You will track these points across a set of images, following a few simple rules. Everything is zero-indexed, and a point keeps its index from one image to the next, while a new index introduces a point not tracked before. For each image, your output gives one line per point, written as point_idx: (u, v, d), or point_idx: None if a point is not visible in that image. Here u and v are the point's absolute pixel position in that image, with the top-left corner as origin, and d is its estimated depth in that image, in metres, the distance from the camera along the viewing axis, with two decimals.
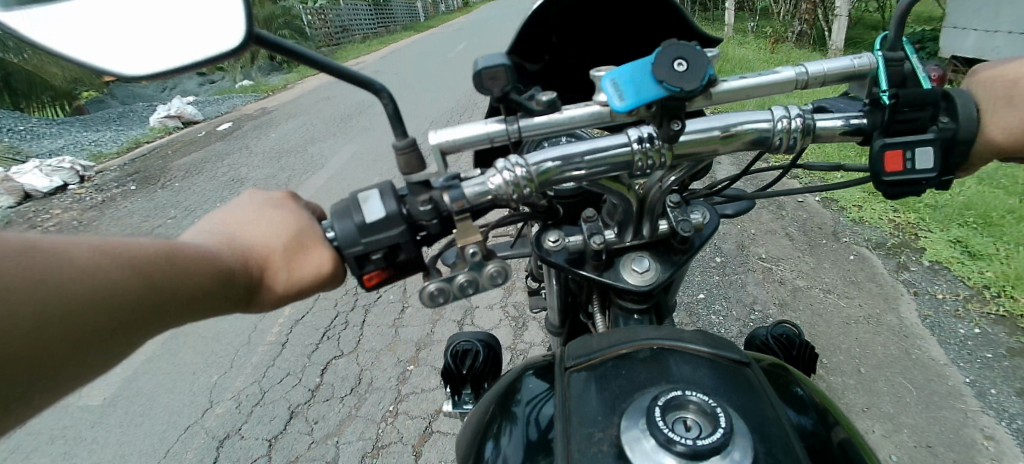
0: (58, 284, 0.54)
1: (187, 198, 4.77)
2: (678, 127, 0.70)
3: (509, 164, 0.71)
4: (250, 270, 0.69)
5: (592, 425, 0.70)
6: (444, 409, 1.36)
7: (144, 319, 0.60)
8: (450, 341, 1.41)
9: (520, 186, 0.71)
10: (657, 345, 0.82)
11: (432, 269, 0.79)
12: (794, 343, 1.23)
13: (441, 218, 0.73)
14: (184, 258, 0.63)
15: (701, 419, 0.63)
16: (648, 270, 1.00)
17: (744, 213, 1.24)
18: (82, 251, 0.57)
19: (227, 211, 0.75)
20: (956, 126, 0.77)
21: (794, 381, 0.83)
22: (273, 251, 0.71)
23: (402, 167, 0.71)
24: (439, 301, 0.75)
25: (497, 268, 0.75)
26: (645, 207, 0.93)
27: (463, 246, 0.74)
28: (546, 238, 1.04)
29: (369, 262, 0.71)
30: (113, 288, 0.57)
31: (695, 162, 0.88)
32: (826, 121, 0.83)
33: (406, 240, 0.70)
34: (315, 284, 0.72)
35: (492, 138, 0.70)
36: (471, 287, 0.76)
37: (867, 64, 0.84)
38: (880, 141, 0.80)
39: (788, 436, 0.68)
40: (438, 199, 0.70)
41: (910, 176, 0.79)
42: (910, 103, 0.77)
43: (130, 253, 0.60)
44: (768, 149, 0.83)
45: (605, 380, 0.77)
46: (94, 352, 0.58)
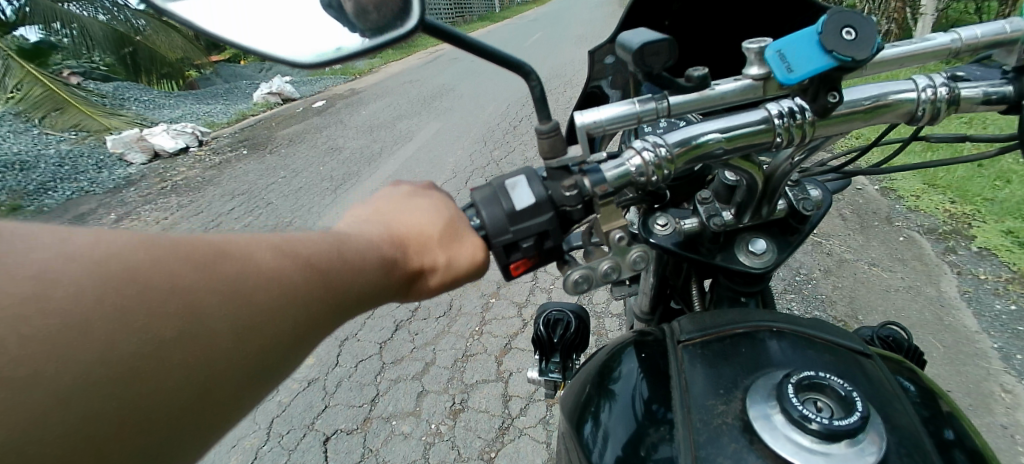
0: (252, 288, 0.54)
1: (293, 162, 5.17)
2: (835, 100, 0.71)
3: (649, 144, 0.72)
4: (409, 260, 0.69)
5: (712, 398, 0.70)
6: (530, 374, 1.41)
7: (322, 318, 0.60)
8: (540, 311, 1.46)
9: (668, 168, 0.71)
10: (774, 328, 0.80)
11: (570, 259, 0.81)
12: (903, 347, 1.15)
13: (584, 203, 0.73)
14: (348, 255, 0.64)
15: (835, 405, 0.62)
16: (765, 252, 0.98)
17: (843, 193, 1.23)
18: (262, 257, 0.57)
19: (365, 212, 0.75)
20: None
21: (901, 372, 0.79)
22: (428, 239, 0.70)
23: (545, 151, 0.72)
24: (585, 287, 0.77)
25: (640, 253, 0.77)
26: (768, 187, 0.90)
27: (608, 230, 0.76)
28: (655, 222, 1.00)
29: (516, 250, 0.71)
30: (297, 287, 0.58)
31: (823, 141, 0.86)
32: (970, 90, 0.76)
33: (555, 226, 0.70)
34: (470, 271, 0.71)
35: (639, 118, 0.70)
36: (615, 271, 0.78)
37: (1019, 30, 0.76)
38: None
39: (917, 426, 0.65)
40: (582, 183, 0.71)
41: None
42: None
43: (303, 254, 0.60)
44: (906, 120, 0.78)
45: (722, 358, 0.77)
46: (287, 362, 0.58)
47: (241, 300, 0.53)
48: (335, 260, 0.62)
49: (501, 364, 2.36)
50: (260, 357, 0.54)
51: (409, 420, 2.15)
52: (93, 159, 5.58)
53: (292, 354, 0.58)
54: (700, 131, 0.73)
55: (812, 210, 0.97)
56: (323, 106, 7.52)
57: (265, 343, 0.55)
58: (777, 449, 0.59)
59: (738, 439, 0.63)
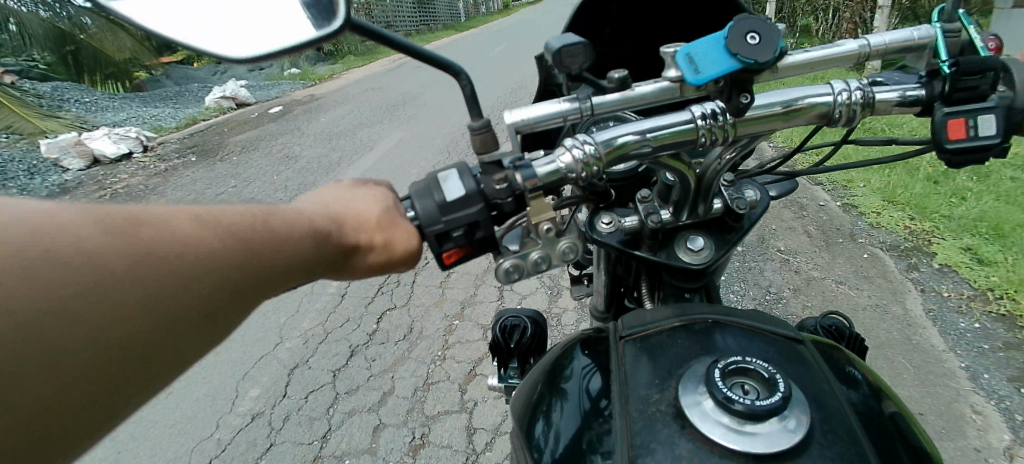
0: (168, 255, 0.53)
1: (245, 171, 5.02)
2: (746, 101, 0.74)
3: (578, 142, 0.75)
4: (346, 235, 0.69)
5: (647, 388, 0.72)
6: (490, 381, 1.42)
7: (244, 289, 0.59)
8: (499, 316, 1.45)
9: (593, 164, 0.74)
10: (711, 319, 0.84)
11: (504, 248, 0.83)
12: (845, 335, 1.21)
13: (515, 197, 0.75)
14: (278, 225, 0.63)
15: (760, 386, 0.65)
16: (703, 249, 1.01)
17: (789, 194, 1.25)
18: (181, 222, 0.55)
19: (316, 191, 0.75)
20: (1016, 94, 0.76)
21: (847, 360, 0.83)
22: (366, 220, 0.70)
23: (478, 147, 0.75)
24: (515, 277, 0.80)
25: (568, 244, 0.80)
26: (702, 186, 0.94)
27: (536, 222, 0.78)
28: (600, 221, 1.02)
29: (449, 239, 0.74)
30: (219, 254, 0.56)
31: (751, 139, 0.89)
32: (884, 93, 0.81)
33: (485, 217, 0.73)
34: (405, 255, 0.72)
35: (565, 116, 0.73)
36: (544, 263, 0.81)
37: (926, 36, 0.82)
38: (942, 110, 0.77)
39: (840, 404, 0.69)
40: (512, 178, 0.74)
41: (973, 144, 0.76)
42: (969, 71, 0.75)
43: (227, 221, 0.59)
44: (827, 122, 0.82)
45: (660, 350, 0.79)
46: (204, 331, 0.57)
47: (153, 265, 0.52)
48: (263, 229, 0.61)
49: (466, 392, 2.34)
50: (171, 322, 0.53)
51: (364, 458, 2.09)
52: (24, 163, 5.27)
53: (209, 323, 0.57)
54: (626, 132, 0.76)
55: (746, 208, 1.00)
56: (281, 113, 7.35)
57: (176, 310, 0.54)
58: (705, 431, 0.62)
59: (671, 424, 0.65)
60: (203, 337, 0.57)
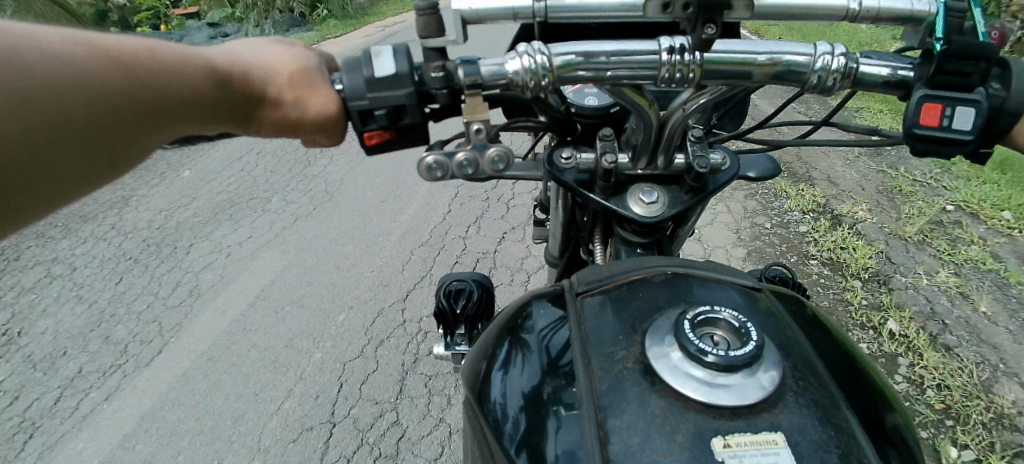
0: (39, 75, 0.52)
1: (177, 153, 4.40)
2: (710, 33, 0.63)
3: (531, 50, 0.68)
4: (251, 84, 0.67)
5: (613, 344, 0.67)
6: (436, 349, 1.36)
7: (125, 120, 0.59)
8: (443, 281, 1.37)
9: (539, 75, 0.67)
10: (671, 271, 0.79)
11: (436, 145, 0.76)
12: (788, 284, 1.25)
13: (452, 90, 0.69)
14: (168, 59, 0.60)
15: (730, 337, 0.61)
16: (656, 202, 0.95)
17: (769, 177, 1.25)
18: (51, 35, 0.53)
19: (239, 41, 0.72)
20: (1007, 94, 0.75)
21: (805, 312, 0.81)
22: (280, 77, 0.68)
23: (420, 29, 0.65)
24: (438, 175, 0.72)
25: (499, 152, 0.71)
26: (663, 134, 0.88)
27: (467, 122, 0.70)
28: (559, 154, 0.98)
29: (372, 119, 0.68)
30: (99, 82, 0.55)
31: (723, 90, 0.82)
32: (871, 67, 0.77)
33: (413, 103, 0.66)
34: (318, 123, 0.69)
35: (516, 12, 0.66)
36: (470, 167, 0.72)
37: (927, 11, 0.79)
38: (921, 91, 0.75)
39: (815, 364, 0.65)
40: (452, 70, 0.67)
41: (943, 133, 0.74)
42: (960, 53, 0.72)
43: (113, 47, 0.57)
44: (802, 86, 0.77)
45: (621, 303, 0.74)
46: (82, 151, 0.58)
47: (21, 82, 0.51)
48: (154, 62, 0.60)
49: None
50: (40, 138, 0.54)
51: None
52: None
53: (87, 148, 0.58)
54: (583, 48, 0.69)
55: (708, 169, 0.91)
56: None
57: (45, 131, 0.54)
58: (676, 386, 0.57)
59: (639, 382, 0.60)
60: (81, 159, 0.59)
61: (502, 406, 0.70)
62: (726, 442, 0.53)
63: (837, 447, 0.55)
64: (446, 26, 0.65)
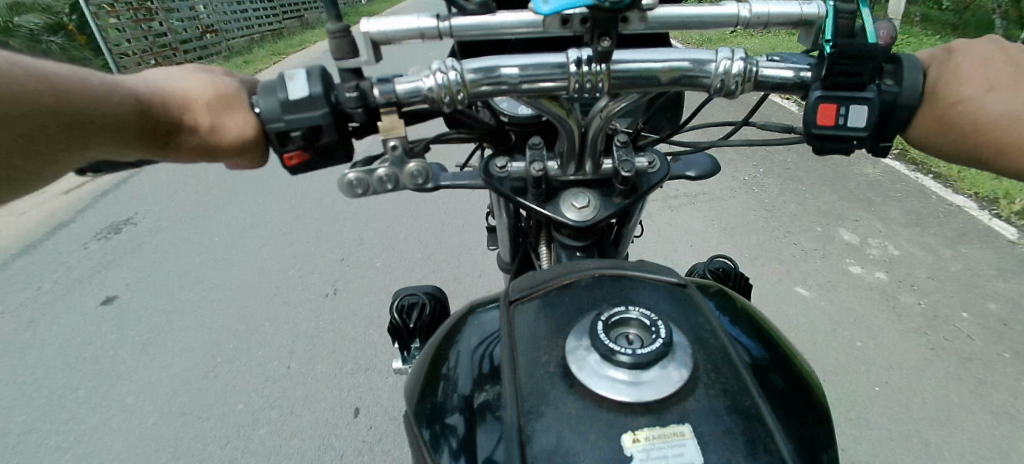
0: None
1: (133, 186, 4.31)
2: (605, 48, 0.64)
3: (443, 68, 0.69)
4: (168, 110, 0.67)
5: (538, 349, 0.69)
6: (394, 365, 1.35)
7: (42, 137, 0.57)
8: (397, 295, 1.38)
9: (453, 92, 0.70)
10: (599, 273, 0.82)
11: (358, 162, 0.77)
12: (731, 275, 1.30)
13: (369, 109, 0.71)
14: (92, 82, 0.61)
15: (642, 333, 0.63)
16: (587, 207, 0.98)
17: (709, 176, 1.28)
18: None
19: (154, 69, 0.73)
20: (899, 91, 0.79)
21: (726, 301, 0.85)
22: (194, 101, 0.69)
23: (333, 52, 0.65)
24: (358, 191, 0.73)
25: (419, 166, 0.73)
26: (586, 141, 0.91)
27: (384, 139, 0.72)
28: (494, 164, 1.00)
29: (290, 140, 0.69)
30: (5, 111, 0.53)
31: (640, 98, 0.85)
32: (769, 70, 0.81)
33: (329, 124, 0.67)
34: (234, 144, 0.70)
35: (421, 33, 0.68)
36: (390, 181, 0.74)
37: (819, 12, 0.82)
38: (819, 91, 0.80)
39: (730, 354, 0.68)
40: (368, 91, 0.69)
41: (840, 131, 0.80)
42: (847, 54, 0.76)
43: (42, 68, 0.57)
44: (708, 90, 0.81)
45: (549, 307, 0.76)
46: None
47: None
48: (69, 89, 0.58)
49: None
50: None
51: None
52: None
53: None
54: (492, 64, 0.71)
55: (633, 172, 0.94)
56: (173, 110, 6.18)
57: None
58: (592, 387, 0.59)
59: (558, 384, 0.62)
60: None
61: (443, 411, 0.72)
62: (635, 436, 0.55)
63: (743, 434, 0.57)
64: (359, 48, 0.66)
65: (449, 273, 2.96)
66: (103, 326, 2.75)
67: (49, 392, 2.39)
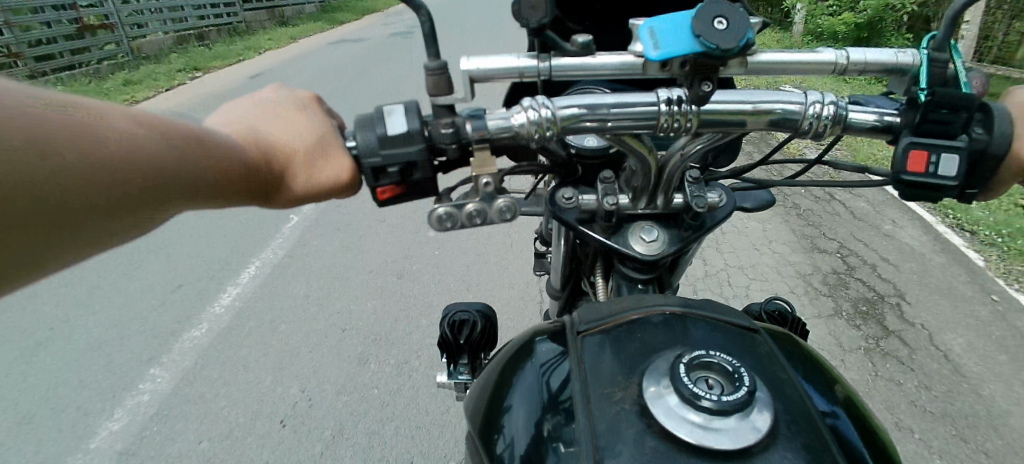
0: (113, 160, 0.56)
1: None
2: (707, 90, 0.67)
3: (535, 104, 0.72)
4: (269, 163, 0.71)
5: (611, 384, 0.69)
6: (440, 378, 1.36)
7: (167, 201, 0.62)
8: (447, 311, 1.40)
9: (544, 129, 0.72)
10: (669, 311, 0.82)
11: (443, 197, 0.79)
12: (787, 319, 1.27)
13: (461, 145, 0.73)
14: (208, 144, 0.65)
15: (723, 380, 0.63)
16: (655, 241, 0.99)
17: (761, 208, 1.28)
18: (120, 123, 0.57)
19: (252, 113, 0.76)
20: (989, 139, 0.78)
21: (795, 348, 0.84)
22: (294, 152, 0.72)
23: (430, 88, 0.70)
24: (447, 225, 0.75)
25: (507, 202, 0.75)
26: (662, 176, 0.92)
27: (476, 176, 0.74)
28: (561, 194, 1.02)
29: (384, 175, 0.71)
30: (137, 179, 0.58)
31: (719, 136, 0.86)
32: (859, 114, 0.81)
33: (424, 159, 0.70)
34: (331, 191, 0.73)
35: (521, 72, 0.70)
36: (479, 217, 0.75)
37: (911, 60, 0.81)
38: (907, 139, 0.78)
39: (806, 405, 0.67)
40: (461, 125, 0.71)
41: (930, 179, 0.77)
42: (943, 103, 0.74)
43: (167, 133, 0.61)
44: (796, 133, 0.81)
45: (619, 343, 0.76)
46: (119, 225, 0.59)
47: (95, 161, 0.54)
48: (188, 150, 0.62)
49: None
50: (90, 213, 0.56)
51: None
52: None
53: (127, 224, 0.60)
54: (583, 101, 0.73)
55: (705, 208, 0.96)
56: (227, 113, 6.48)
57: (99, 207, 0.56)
58: (672, 431, 0.59)
59: (635, 424, 0.62)
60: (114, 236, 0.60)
61: (506, 445, 0.73)
62: None
63: None
64: (455, 85, 0.71)
65: (483, 291, 3.00)
66: (150, 316, 2.87)
67: (99, 375, 2.50)
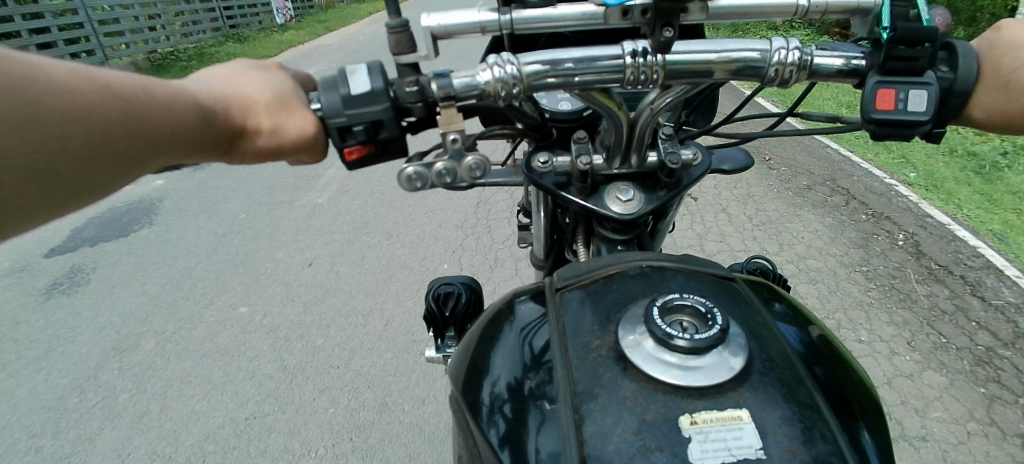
0: (50, 106, 0.53)
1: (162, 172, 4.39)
2: (670, 36, 0.66)
3: (500, 61, 0.72)
4: (231, 115, 0.69)
5: (589, 334, 0.70)
6: (428, 353, 1.37)
7: (119, 151, 0.60)
8: (431, 285, 1.39)
9: (511, 84, 0.71)
10: (646, 264, 0.82)
11: (415, 159, 0.78)
12: (769, 276, 1.29)
13: (427, 104, 0.72)
14: (158, 92, 0.62)
15: (697, 321, 0.64)
16: (632, 200, 0.99)
17: (737, 169, 1.27)
18: (58, 69, 0.55)
19: (212, 72, 0.74)
20: (954, 76, 0.79)
21: (772, 296, 0.85)
22: (255, 104, 0.70)
23: (393, 47, 0.69)
24: (418, 186, 0.75)
25: (477, 160, 0.74)
26: (635, 132, 0.92)
27: (444, 134, 0.73)
28: (536, 159, 1.02)
29: (351, 135, 0.70)
30: (79, 128, 0.55)
31: (688, 89, 0.86)
32: (825, 59, 0.81)
33: (390, 118, 0.69)
34: (298, 143, 0.71)
35: (484, 27, 0.69)
36: (449, 176, 0.75)
37: (871, 2, 0.82)
38: (873, 78, 0.78)
39: (781, 344, 0.68)
40: (427, 84, 0.71)
41: (899, 117, 0.77)
42: (906, 40, 0.75)
43: (111, 79, 0.59)
44: (762, 80, 0.81)
45: (596, 296, 0.77)
46: (70, 178, 0.58)
47: (30, 107, 0.52)
48: (135, 97, 0.60)
49: None
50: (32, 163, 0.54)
51: None
52: None
53: (79, 178, 0.59)
54: (549, 55, 0.73)
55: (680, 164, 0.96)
56: None
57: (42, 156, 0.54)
58: (648, 371, 0.60)
59: (613, 368, 0.63)
60: (70, 191, 0.59)
61: (487, 403, 0.73)
62: (694, 419, 0.56)
63: (800, 421, 0.58)
64: (417, 43, 0.69)
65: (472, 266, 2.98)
66: (131, 308, 2.81)
67: (82, 369, 2.46)
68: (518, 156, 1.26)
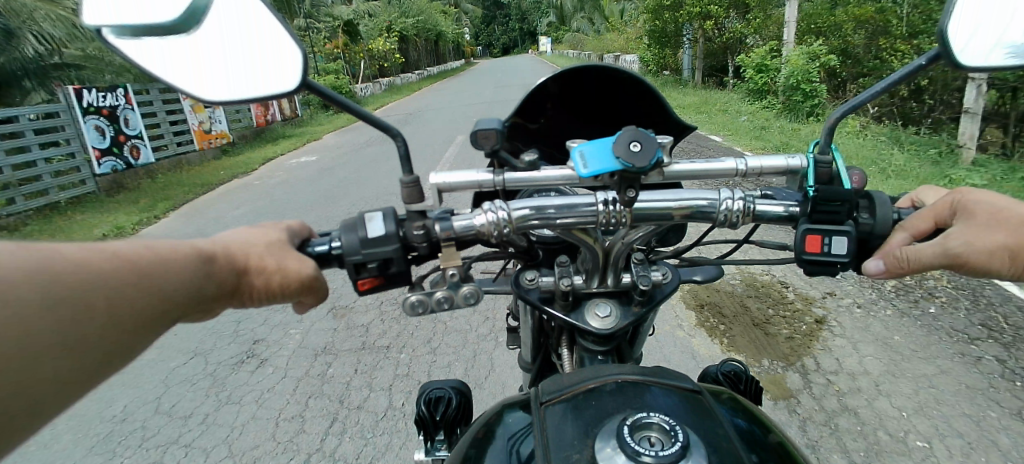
0: (75, 279, 0.62)
1: None
2: (633, 196, 0.82)
3: (494, 207, 0.87)
4: (231, 261, 0.81)
5: (569, 449, 0.78)
6: (417, 457, 1.39)
7: (148, 307, 0.69)
8: (424, 389, 1.46)
9: (502, 227, 0.85)
10: (620, 378, 0.92)
11: (416, 286, 0.90)
12: (741, 379, 1.38)
13: (430, 243, 0.87)
14: (160, 249, 0.73)
15: (662, 437, 0.74)
16: (608, 316, 1.11)
17: (713, 278, 1.30)
18: (73, 249, 0.64)
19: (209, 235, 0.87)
20: (873, 221, 0.95)
21: (736, 407, 0.94)
22: (252, 249, 0.84)
23: (405, 198, 0.84)
24: (419, 311, 0.86)
25: (470, 289, 0.87)
26: (609, 258, 1.06)
27: (444, 269, 0.87)
28: (524, 277, 1.15)
29: (365, 270, 0.83)
30: (103, 292, 0.64)
31: (651, 225, 1.02)
32: (766, 205, 0.97)
33: (399, 256, 0.83)
34: (297, 282, 0.86)
35: (481, 184, 0.84)
36: (446, 302, 0.87)
37: (800, 162, 0.99)
38: (805, 226, 0.94)
39: (740, 457, 0.77)
40: (431, 227, 0.85)
41: (824, 257, 0.93)
42: (829, 198, 0.92)
43: (118, 248, 0.69)
44: (715, 222, 0.96)
45: (577, 410, 0.86)
46: (110, 340, 0.66)
47: (63, 283, 0.61)
48: (142, 257, 0.70)
49: None
50: (76, 333, 0.62)
51: None
52: None
53: (118, 340, 0.67)
54: (534, 204, 0.88)
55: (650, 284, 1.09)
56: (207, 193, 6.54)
57: (82, 326, 0.62)
58: None
59: None
60: (112, 353, 0.66)
61: None
62: None
63: None
64: (425, 194, 0.84)
65: None
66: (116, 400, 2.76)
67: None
68: (507, 268, 1.40)
